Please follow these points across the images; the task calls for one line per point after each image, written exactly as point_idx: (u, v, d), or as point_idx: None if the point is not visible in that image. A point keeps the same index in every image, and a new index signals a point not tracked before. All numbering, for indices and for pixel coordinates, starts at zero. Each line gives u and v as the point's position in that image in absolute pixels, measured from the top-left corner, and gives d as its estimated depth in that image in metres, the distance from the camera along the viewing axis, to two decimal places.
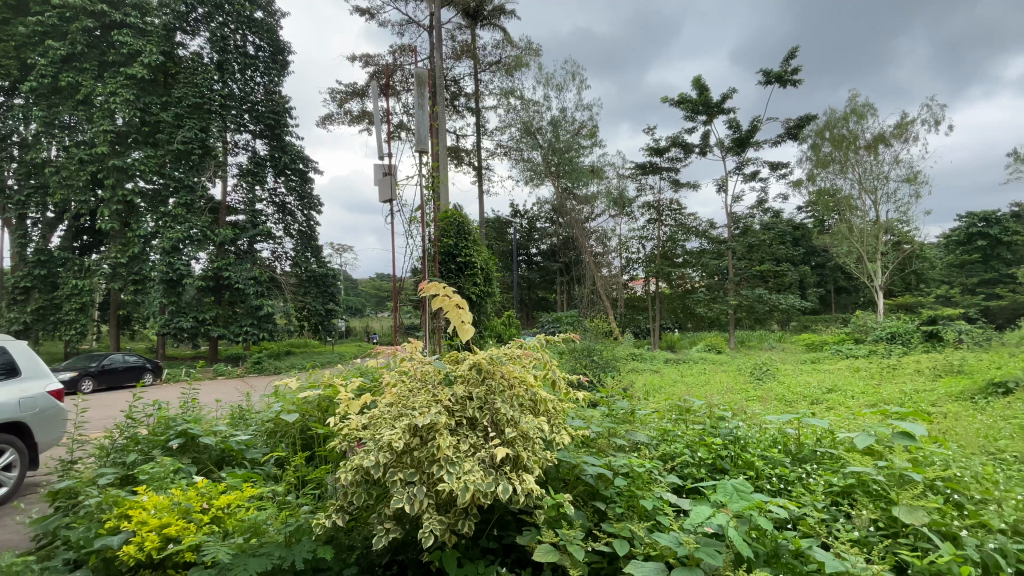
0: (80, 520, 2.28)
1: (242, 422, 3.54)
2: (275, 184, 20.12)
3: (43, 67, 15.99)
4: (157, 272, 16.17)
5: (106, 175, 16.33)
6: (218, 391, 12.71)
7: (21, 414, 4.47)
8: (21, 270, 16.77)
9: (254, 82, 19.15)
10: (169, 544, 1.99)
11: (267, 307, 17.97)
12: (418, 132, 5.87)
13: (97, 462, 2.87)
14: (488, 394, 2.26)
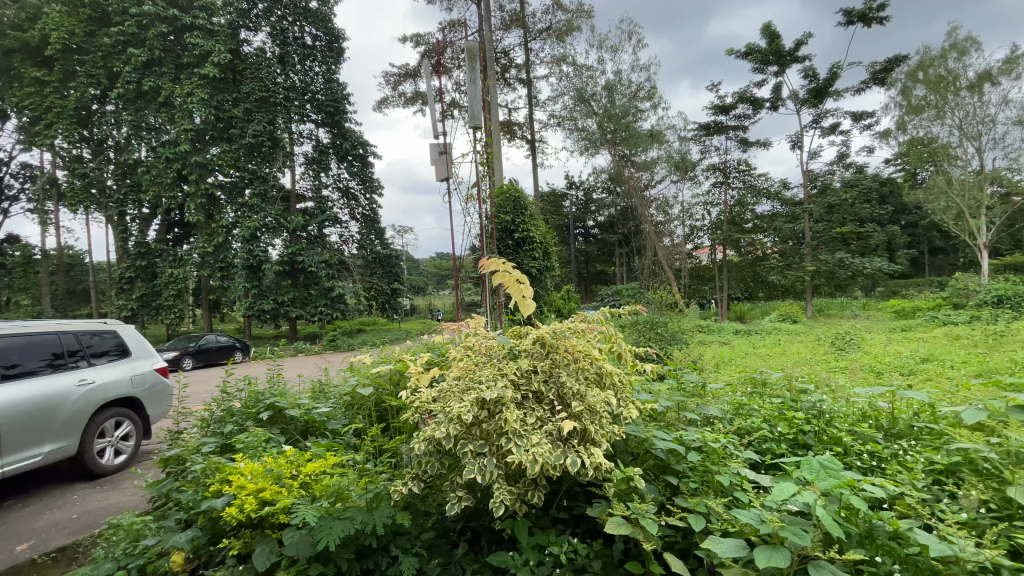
0: (190, 483, 2.54)
1: (323, 395, 3.77)
2: (339, 170, 20.92)
3: (129, 74, 17.39)
4: (240, 259, 17.55)
5: (190, 172, 17.75)
6: (301, 366, 13.78)
7: (133, 389, 5.01)
8: (126, 262, 18.75)
9: (314, 71, 19.69)
10: (264, 506, 2.17)
11: (338, 288, 19.10)
12: (472, 107, 5.84)
13: (200, 432, 3.17)
14: (553, 367, 2.25)
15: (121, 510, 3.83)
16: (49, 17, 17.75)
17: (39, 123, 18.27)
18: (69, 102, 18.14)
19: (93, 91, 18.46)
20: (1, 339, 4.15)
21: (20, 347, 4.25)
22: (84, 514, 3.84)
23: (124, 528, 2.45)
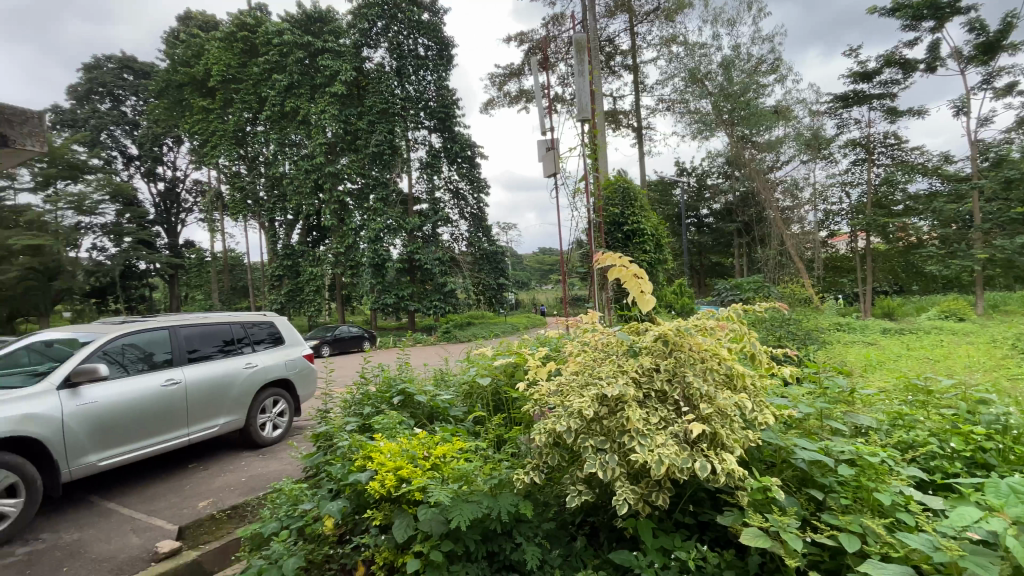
0: (338, 457, 2.87)
1: (444, 383, 4.04)
2: (449, 172, 22.03)
3: (274, 98, 19.95)
4: (366, 258, 19.33)
5: (324, 181, 19.96)
6: (426, 356, 14.89)
7: (286, 372, 5.80)
8: (276, 262, 21.69)
9: (427, 79, 20.76)
10: (401, 483, 2.38)
11: (451, 284, 20.23)
12: (579, 101, 5.79)
13: (343, 412, 3.58)
14: (677, 365, 2.17)
15: (279, 477, 4.47)
16: (209, 54, 20.81)
17: (210, 146, 21.76)
18: (229, 126, 21.31)
19: (247, 115, 21.49)
20: (190, 328, 5.04)
21: (202, 335, 5.11)
22: (251, 478, 4.54)
23: (286, 491, 2.86)
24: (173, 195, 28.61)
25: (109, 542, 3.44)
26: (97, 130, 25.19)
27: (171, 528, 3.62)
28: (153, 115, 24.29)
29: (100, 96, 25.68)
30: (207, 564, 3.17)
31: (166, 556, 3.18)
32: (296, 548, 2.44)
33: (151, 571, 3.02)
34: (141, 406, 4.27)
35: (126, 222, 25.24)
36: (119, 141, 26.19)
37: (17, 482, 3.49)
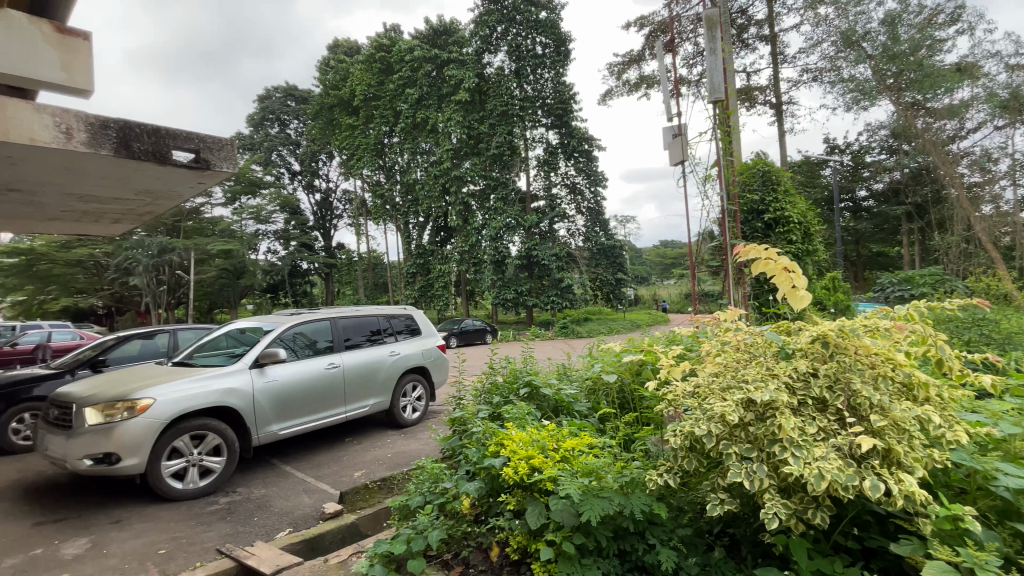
0: (473, 442, 3.07)
1: (568, 377, 4.08)
2: (567, 167, 22.04)
3: (407, 111, 21.77)
4: (488, 255, 20.30)
5: (450, 184, 21.33)
6: (549, 350, 15.18)
7: (423, 360, 6.34)
8: (410, 260, 23.74)
9: (545, 78, 20.94)
10: (534, 473, 2.46)
11: (568, 280, 20.38)
12: (711, 83, 5.37)
13: (475, 399, 3.81)
14: (840, 371, 1.94)
15: (417, 456, 4.91)
16: (354, 76, 23.39)
17: (355, 159, 24.56)
18: (371, 140, 23.80)
19: (385, 128, 23.78)
20: (345, 319, 5.72)
21: (354, 325, 5.79)
22: (395, 455, 5.07)
23: (426, 470, 3.12)
24: (327, 204, 32.82)
25: (286, 500, 4.08)
26: (270, 152, 29.86)
27: (333, 493, 4.18)
28: (311, 135, 28.08)
29: (271, 122, 30.32)
30: (363, 527, 3.62)
31: (330, 517, 3.69)
32: (438, 522, 2.66)
33: (320, 527, 3.53)
34: (308, 386, 4.98)
35: (292, 228, 29.62)
36: (286, 160, 30.76)
37: (219, 442, 4.32)
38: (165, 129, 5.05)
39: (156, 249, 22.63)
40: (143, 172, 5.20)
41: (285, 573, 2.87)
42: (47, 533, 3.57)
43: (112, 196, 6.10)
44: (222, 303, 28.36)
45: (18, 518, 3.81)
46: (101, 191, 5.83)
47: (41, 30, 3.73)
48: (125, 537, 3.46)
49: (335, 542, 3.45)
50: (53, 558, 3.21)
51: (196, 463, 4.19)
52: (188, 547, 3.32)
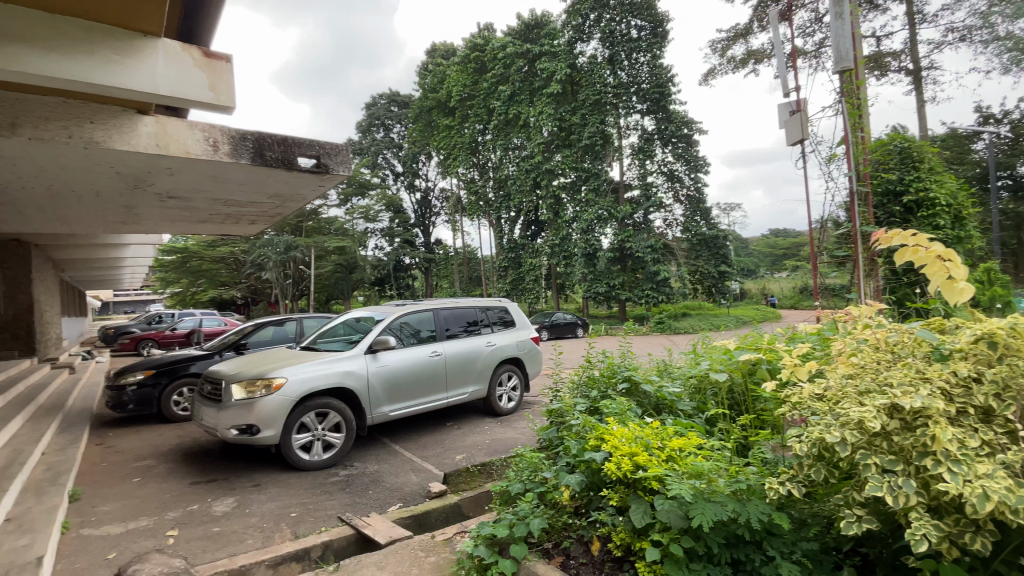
0: (573, 435, 3.04)
1: (669, 374, 3.91)
2: (664, 154, 21.05)
3: (500, 107, 22.15)
4: (579, 248, 20.12)
5: (542, 178, 21.39)
6: (647, 346, 14.66)
7: (518, 352, 6.45)
8: (502, 255, 24.27)
9: (640, 62, 20.15)
10: (638, 470, 2.39)
11: (664, 273, 19.51)
12: (836, 50, 4.77)
13: (572, 392, 3.77)
14: (1014, 376, 1.65)
15: (514, 445, 5.03)
16: (450, 78, 24.31)
17: (452, 158, 25.58)
18: (466, 139, 24.63)
19: (479, 126, 24.45)
20: (445, 310, 5.99)
21: (454, 316, 6.04)
22: (492, 442, 5.23)
23: (525, 459, 3.15)
24: (426, 202, 34.61)
25: (395, 477, 4.39)
26: (376, 155, 32.16)
27: (437, 474, 4.41)
28: (412, 138, 29.74)
29: (377, 127, 32.58)
30: (465, 508, 3.78)
31: (435, 496, 3.90)
32: (539, 510, 2.69)
33: (426, 504, 3.75)
34: (414, 372, 5.31)
35: (396, 226, 31.68)
36: (390, 162, 32.94)
37: (339, 420, 4.78)
38: (292, 138, 5.63)
39: (283, 247, 25.26)
40: (272, 177, 5.84)
41: (397, 546, 3.08)
42: (205, 490, 4.19)
43: (247, 200, 6.94)
44: (335, 295, 31.25)
45: (183, 476, 4.51)
46: (239, 196, 6.65)
47: (191, 56, 4.34)
48: (264, 499, 3.95)
49: (441, 521, 3.65)
50: (210, 512, 3.76)
51: (320, 437, 4.68)
52: (314, 512, 3.71)
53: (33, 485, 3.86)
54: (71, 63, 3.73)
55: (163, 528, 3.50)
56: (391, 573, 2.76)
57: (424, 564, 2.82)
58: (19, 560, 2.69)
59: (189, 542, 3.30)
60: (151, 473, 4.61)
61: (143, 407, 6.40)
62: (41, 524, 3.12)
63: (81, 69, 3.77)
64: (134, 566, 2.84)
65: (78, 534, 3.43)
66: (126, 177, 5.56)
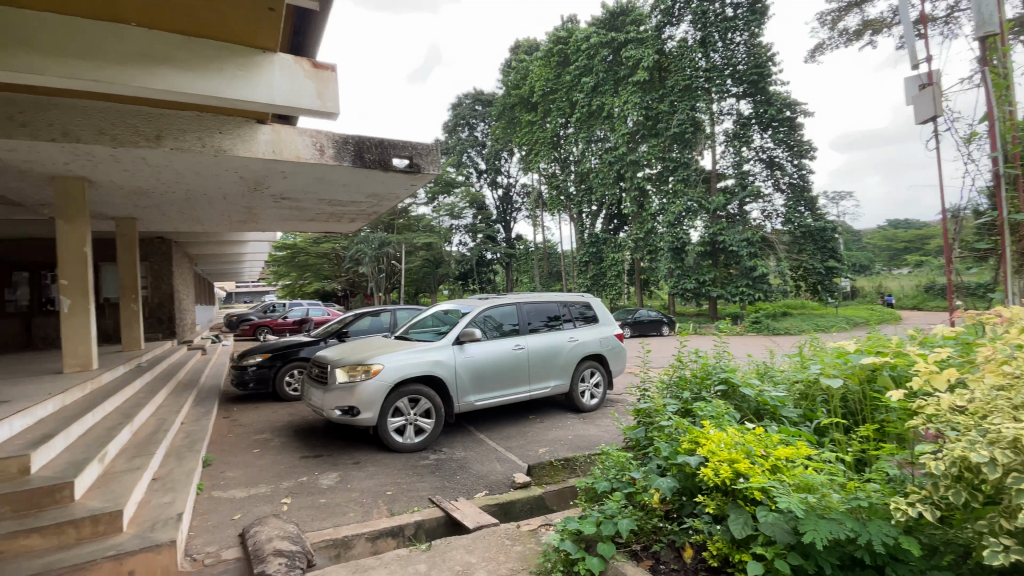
0: (664, 437, 2.91)
1: (770, 377, 3.62)
2: (762, 140, 19.52)
3: (583, 99, 21.77)
4: (666, 242, 19.28)
5: (626, 170, 20.77)
6: (741, 346, 13.74)
7: (602, 348, 6.34)
8: (583, 249, 23.97)
9: (737, 42, 18.81)
10: (738, 478, 2.25)
11: (761, 268, 18.12)
12: (977, 12, 3.98)
13: (661, 392, 3.61)
14: None
15: (598, 442, 4.95)
16: (534, 73, 24.32)
17: (534, 153, 25.66)
18: (548, 133, 24.56)
19: (561, 120, 24.26)
20: (528, 304, 6.02)
21: (539, 310, 6.06)
22: (576, 437, 5.19)
23: (612, 457, 3.08)
24: (508, 198, 35.06)
25: (481, 465, 4.51)
26: (461, 154, 33.16)
27: (520, 466, 4.47)
28: (495, 135, 30.24)
29: (461, 126, 33.53)
30: (549, 501, 3.80)
31: (519, 486, 3.95)
32: (628, 511, 2.61)
33: (511, 494, 3.81)
34: (499, 365, 5.41)
35: (479, 222, 32.51)
36: (474, 160, 33.79)
37: (429, 407, 5.01)
38: (388, 140, 5.96)
39: (377, 243, 27.24)
40: (369, 178, 6.23)
41: (484, 532, 3.17)
42: (312, 464, 4.60)
43: (347, 199, 7.47)
44: (423, 288, 32.82)
45: (294, 450, 4.99)
46: (340, 196, 7.18)
47: (302, 67, 4.75)
48: (363, 477, 4.26)
49: (525, 512, 3.69)
50: (316, 485, 4.12)
51: (412, 422, 4.94)
52: (407, 492, 3.92)
53: (176, 450, 4.47)
54: (203, 79, 4.24)
55: (278, 496, 3.89)
56: (479, 557, 2.84)
57: (511, 553, 2.88)
58: (166, 513, 3.12)
59: (299, 510, 3.64)
60: (267, 446, 5.15)
61: (261, 386, 7.17)
62: (183, 484, 3.61)
63: (210, 83, 4.27)
64: (255, 527, 3.19)
65: (211, 495, 3.92)
66: (248, 181, 6.22)
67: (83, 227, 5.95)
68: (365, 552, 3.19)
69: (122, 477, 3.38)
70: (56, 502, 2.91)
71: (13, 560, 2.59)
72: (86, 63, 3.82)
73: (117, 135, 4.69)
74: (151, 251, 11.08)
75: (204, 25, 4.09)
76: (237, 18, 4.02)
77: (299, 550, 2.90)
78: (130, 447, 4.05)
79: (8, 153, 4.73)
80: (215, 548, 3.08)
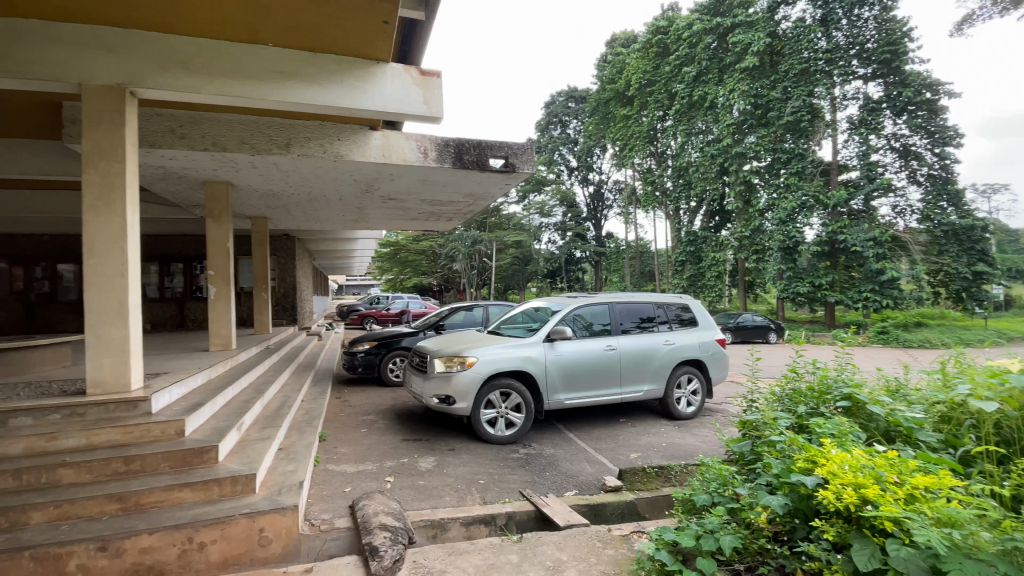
0: (776, 453, 2.70)
1: (904, 396, 3.19)
2: (895, 126, 17.24)
3: (683, 90, 20.66)
4: (776, 241, 17.73)
5: (730, 163, 19.41)
6: (864, 359, 12.26)
7: (701, 354, 6.00)
8: (680, 248, 22.85)
9: (865, 18, 16.79)
10: (866, 506, 2.02)
11: (891, 272, 16.04)
12: None
13: (772, 404, 3.33)
14: None
15: (694, 453, 4.71)
16: (631, 65, 23.56)
17: (629, 148, 24.91)
18: (644, 127, 23.69)
19: (659, 113, 23.27)
20: (622, 305, 5.87)
21: (633, 311, 5.88)
22: (670, 445, 4.99)
23: (713, 469, 2.90)
24: (599, 195, 34.37)
25: (571, 463, 4.51)
26: (553, 152, 33.20)
27: (611, 468, 4.39)
28: (588, 132, 29.84)
29: (554, 125, 33.50)
30: (641, 508, 3.68)
31: (610, 490, 3.87)
32: (732, 528, 2.44)
33: (602, 497, 3.76)
34: (590, 364, 5.35)
35: (569, 220, 32.24)
36: (566, 158, 33.64)
37: (520, 401, 5.11)
38: (485, 142, 6.15)
39: (470, 241, 28.47)
40: (468, 178, 6.47)
41: (575, 531, 3.17)
42: (411, 448, 4.90)
43: (446, 199, 7.82)
44: (513, 285, 33.40)
45: (395, 433, 5.35)
46: (440, 196, 7.54)
47: (411, 75, 5.06)
48: (457, 464, 4.46)
49: (616, 516, 3.61)
50: (416, 467, 4.38)
51: (504, 415, 5.07)
52: (499, 483, 4.04)
53: (296, 424, 5.00)
54: (326, 91, 4.68)
55: (381, 474, 4.19)
56: (570, 556, 2.85)
57: (602, 555, 2.84)
58: (289, 480, 3.51)
59: (400, 489, 3.90)
60: (372, 427, 5.58)
61: (368, 371, 7.77)
62: (302, 455, 4.03)
63: (332, 94, 4.70)
64: (362, 502, 3.47)
65: (325, 467, 4.34)
66: (360, 183, 6.75)
67: (226, 224, 6.85)
68: (460, 536, 3.33)
69: (255, 445, 3.85)
70: (204, 462, 3.39)
71: (173, 507, 3.06)
72: (232, 81, 4.38)
73: (255, 144, 5.33)
74: (278, 246, 12.50)
75: (327, 42, 4.51)
76: (356, 34, 4.39)
77: (401, 527, 3.11)
78: (261, 419, 4.61)
79: (172, 162, 5.58)
80: (329, 516, 3.41)
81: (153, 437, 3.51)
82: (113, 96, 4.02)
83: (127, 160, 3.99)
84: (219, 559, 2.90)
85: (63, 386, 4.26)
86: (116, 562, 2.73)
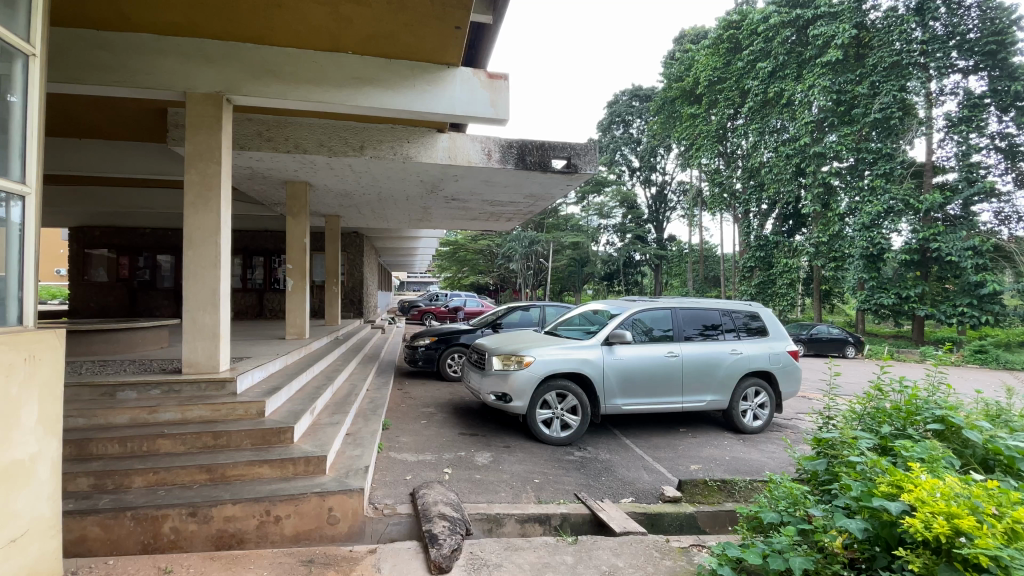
0: (856, 474, 2.52)
1: (1005, 424, 2.89)
2: (1001, 123, 15.54)
3: (757, 87, 19.60)
4: (857, 248, 16.46)
5: (808, 164, 18.23)
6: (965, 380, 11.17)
7: (770, 365, 5.70)
8: (749, 253, 21.77)
9: (966, 5, 15.16)
10: (960, 538, 1.85)
11: (992, 284, 14.50)
12: None
13: (851, 422, 3.10)
14: None
15: (757, 470, 4.49)
16: (699, 63, 22.62)
17: (695, 148, 23.95)
18: (712, 126, 22.71)
19: (730, 111, 22.13)
20: (685, 310, 5.68)
21: (694, 316, 5.66)
22: (734, 459, 4.77)
23: (784, 487, 2.75)
24: (662, 197, 33.31)
25: (627, 470, 4.43)
26: (614, 152, 32.63)
27: (671, 479, 4.26)
28: (652, 131, 28.99)
29: (617, 124, 32.75)
30: (701, 522, 3.56)
31: (669, 500, 3.75)
32: (804, 550, 2.30)
33: (660, 506, 3.67)
34: (649, 370, 5.22)
35: (628, 221, 31.32)
36: (627, 158, 32.84)
37: (576, 403, 5.08)
38: (548, 143, 6.16)
39: (528, 241, 29.18)
40: (530, 179, 6.51)
41: (631, 538, 3.12)
42: (468, 441, 5.03)
43: (507, 200, 7.92)
44: (569, 287, 33.17)
45: (453, 426, 5.50)
46: (501, 196, 7.65)
47: (479, 78, 5.17)
48: (513, 461, 4.52)
49: (674, 527, 3.53)
50: (473, 461, 4.49)
51: (560, 416, 5.07)
52: (553, 484, 4.04)
53: (363, 412, 5.27)
54: (399, 95, 4.90)
55: (440, 465, 4.33)
56: (627, 563, 2.82)
57: (661, 565, 2.79)
58: (357, 464, 3.71)
59: (458, 481, 4.01)
60: (432, 419, 5.76)
61: (428, 365, 8.02)
62: (368, 442, 4.24)
63: (405, 99, 4.91)
64: (423, 490, 3.61)
65: (388, 455, 4.53)
66: (426, 184, 6.98)
67: (304, 222, 7.32)
68: (515, 533, 3.38)
69: (325, 429, 4.10)
70: (282, 441, 3.66)
71: (254, 480, 3.32)
72: (315, 87, 4.69)
73: (332, 146, 5.65)
74: (347, 243, 13.21)
75: (402, 48, 4.72)
76: (428, 40, 4.57)
77: (459, 519, 3.21)
78: (332, 405, 4.89)
79: (259, 163, 6.04)
80: (392, 501, 3.57)
81: (238, 415, 3.83)
82: (211, 102, 4.40)
83: (222, 161, 4.36)
84: (292, 533, 3.11)
85: (161, 364, 4.73)
86: (204, 527, 3.01)
